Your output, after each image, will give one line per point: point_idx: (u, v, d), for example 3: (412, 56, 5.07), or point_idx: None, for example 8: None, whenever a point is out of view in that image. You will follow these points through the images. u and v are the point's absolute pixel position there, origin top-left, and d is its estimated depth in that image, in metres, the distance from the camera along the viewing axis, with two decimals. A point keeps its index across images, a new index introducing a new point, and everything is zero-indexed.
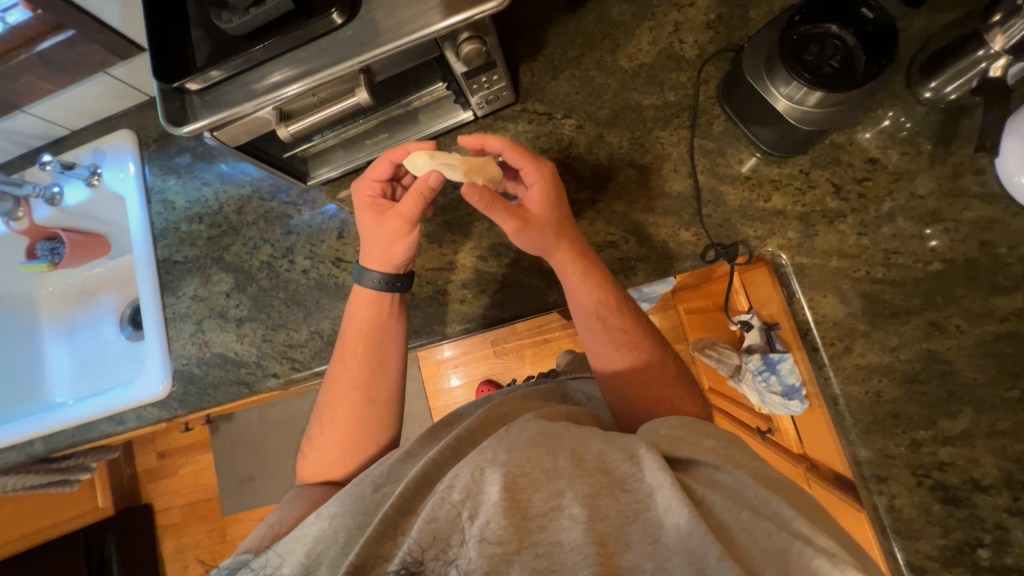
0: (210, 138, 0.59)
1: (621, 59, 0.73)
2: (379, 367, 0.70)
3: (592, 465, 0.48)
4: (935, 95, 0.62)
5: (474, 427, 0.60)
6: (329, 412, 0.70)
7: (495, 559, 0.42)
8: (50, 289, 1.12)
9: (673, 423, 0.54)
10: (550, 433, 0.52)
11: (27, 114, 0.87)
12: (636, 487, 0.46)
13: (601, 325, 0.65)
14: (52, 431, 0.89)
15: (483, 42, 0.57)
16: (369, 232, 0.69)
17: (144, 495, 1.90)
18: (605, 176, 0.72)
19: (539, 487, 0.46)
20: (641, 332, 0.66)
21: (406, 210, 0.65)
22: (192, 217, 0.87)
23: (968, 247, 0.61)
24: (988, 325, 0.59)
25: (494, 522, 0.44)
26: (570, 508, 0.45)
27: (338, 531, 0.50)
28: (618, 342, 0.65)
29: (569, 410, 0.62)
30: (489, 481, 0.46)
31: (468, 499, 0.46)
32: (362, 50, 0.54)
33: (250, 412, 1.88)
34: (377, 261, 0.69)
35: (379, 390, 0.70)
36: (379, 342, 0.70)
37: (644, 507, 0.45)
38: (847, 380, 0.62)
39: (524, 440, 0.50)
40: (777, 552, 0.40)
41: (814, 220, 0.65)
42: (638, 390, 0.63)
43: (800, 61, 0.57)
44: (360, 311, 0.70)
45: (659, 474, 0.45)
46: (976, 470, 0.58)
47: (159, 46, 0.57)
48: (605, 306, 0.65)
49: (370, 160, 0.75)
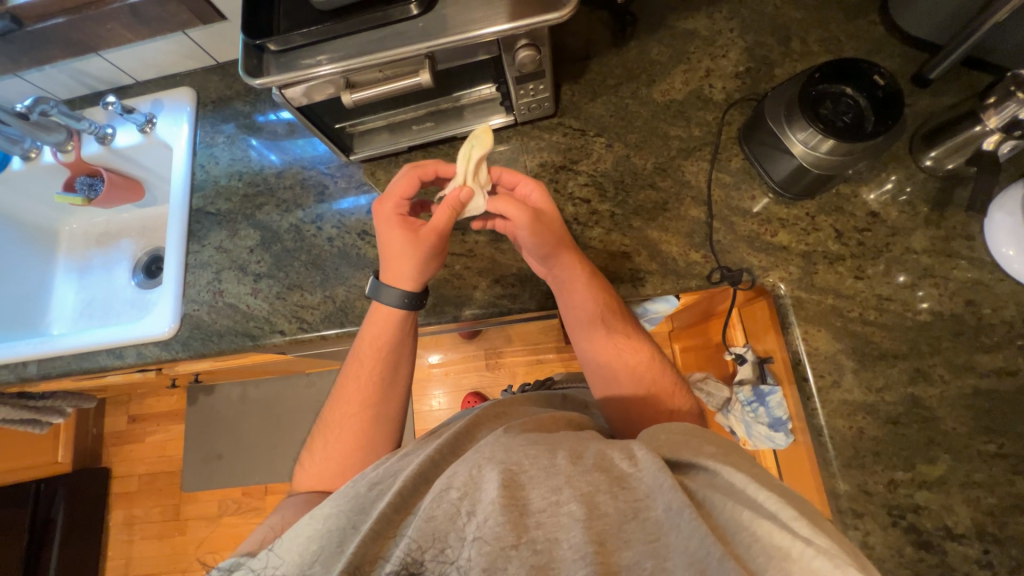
0: (277, 94, 0.64)
1: (655, 93, 0.80)
2: (390, 384, 0.74)
3: (590, 463, 0.51)
4: (935, 163, 0.68)
5: (470, 424, 0.64)
6: (334, 425, 0.72)
7: (492, 557, 0.45)
8: (74, 227, 1.15)
9: (675, 430, 0.57)
10: (548, 438, 0.56)
11: (100, 58, 0.94)
12: (636, 485, 0.49)
13: (603, 331, 0.71)
14: (50, 356, 0.89)
15: (537, 50, 0.64)
16: (398, 250, 0.70)
17: (106, 458, 1.84)
18: (626, 192, 0.77)
19: (537, 484, 0.49)
20: (640, 346, 0.72)
21: (440, 225, 0.68)
22: (232, 174, 0.92)
23: (954, 303, 0.65)
24: (969, 378, 0.63)
25: (491, 520, 0.46)
26: (568, 505, 0.47)
27: (333, 530, 0.53)
28: (617, 348, 0.71)
29: (569, 415, 0.68)
30: (486, 479, 0.49)
31: (465, 497, 0.49)
32: (431, 38, 0.60)
33: (231, 388, 1.82)
34: (408, 280, 0.71)
35: (386, 406, 0.73)
36: (390, 361, 0.73)
37: (645, 506, 0.47)
38: (832, 413, 0.64)
39: (523, 439, 0.54)
40: (779, 553, 0.42)
41: (815, 259, 0.70)
42: (636, 398, 0.68)
43: (816, 113, 0.63)
44: (379, 327, 0.73)
45: (659, 475, 0.48)
46: (950, 517, 0.59)
47: (250, 11, 0.64)
48: (608, 311, 0.71)
49: (412, 144, 0.81)
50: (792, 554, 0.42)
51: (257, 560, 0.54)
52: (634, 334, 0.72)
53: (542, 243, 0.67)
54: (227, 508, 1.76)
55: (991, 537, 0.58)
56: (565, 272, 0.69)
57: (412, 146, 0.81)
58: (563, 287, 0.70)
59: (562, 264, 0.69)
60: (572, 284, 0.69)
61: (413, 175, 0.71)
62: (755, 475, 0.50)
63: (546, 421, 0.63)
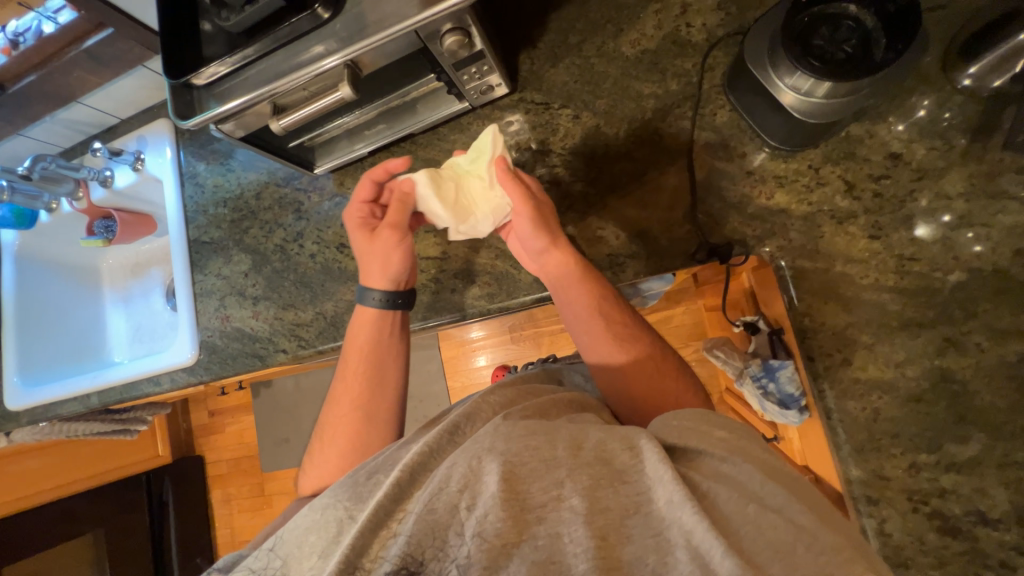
0: (217, 131, 0.64)
1: (623, 45, 0.69)
2: (381, 384, 0.72)
3: (590, 455, 0.45)
4: (975, 83, 0.55)
5: (471, 410, 0.56)
6: (328, 431, 0.71)
7: (492, 554, 0.41)
8: (111, 262, 1.23)
9: (683, 415, 0.50)
10: (549, 423, 0.49)
11: (81, 105, 0.97)
12: (636, 479, 0.43)
13: (602, 325, 0.64)
14: (106, 387, 1.00)
15: (466, 33, 0.57)
16: (362, 249, 0.72)
17: (198, 448, 2.09)
18: (599, 170, 0.70)
19: (538, 477, 0.44)
20: (638, 332, 0.65)
21: (393, 219, 0.69)
22: (218, 202, 0.94)
23: (999, 255, 0.54)
24: (1015, 345, 0.53)
25: (491, 516, 0.41)
26: (570, 499, 0.42)
27: (330, 520, 0.49)
28: (616, 344, 0.63)
29: (572, 395, 0.60)
30: (486, 471, 0.44)
31: (466, 489, 0.43)
32: (347, 45, 0.55)
33: (286, 381, 2.02)
34: (376, 277, 0.71)
35: (377, 410, 0.71)
36: (377, 359, 0.73)
37: (647, 499, 0.42)
38: (842, 394, 0.58)
39: (521, 428, 0.47)
40: (783, 545, 0.38)
41: (820, 220, 0.60)
42: (643, 380, 0.62)
43: (806, 47, 0.52)
44: (363, 328, 0.73)
45: (660, 466, 0.42)
46: (983, 500, 0.53)
47: (173, 48, 0.61)
48: (605, 304, 0.64)
49: (371, 149, 0.78)
50: (797, 544, 0.38)
51: (256, 559, 0.51)
52: (632, 319, 0.65)
53: (536, 233, 0.63)
54: None
55: None
56: (557, 267, 0.64)
57: (371, 150, 0.78)
58: (557, 284, 0.65)
59: (555, 262, 0.64)
60: (569, 281, 0.64)
61: (369, 177, 0.72)
62: (760, 462, 0.45)
63: (545, 407, 0.55)
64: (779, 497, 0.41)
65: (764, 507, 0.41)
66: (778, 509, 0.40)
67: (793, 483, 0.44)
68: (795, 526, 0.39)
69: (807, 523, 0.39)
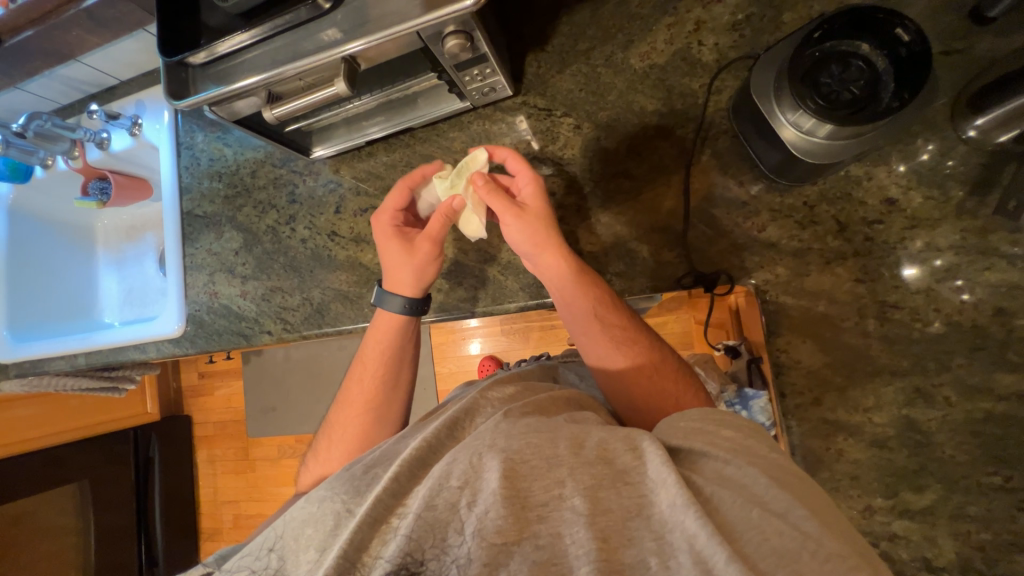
0: (211, 112, 0.63)
1: (632, 57, 0.67)
2: (391, 390, 0.73)
3: (591, 454, 0.43)
4: (981, 135, 0.54)
5: (468, 407, 0.55)
6: (336, 429, 0.72)
7: (493, 551, 0.39)
8: (106, 223, 1.21)
9: (691, 416, 0.49)
10: (550, 421, 0.48)
11: (80, 63, 0.95)
12: (638, 480, 0.41)
13: (598, 330, 0.61)
14: (93, 350, 1.00)
15: (468, 37, 0.55)
16: (395, 259, 0.71)
17: (187, 408, 2.13)
18: (595, 184, 0.69)
19: (539, 476, 0.42)
20: (638, 336, 0.61)
21: (434, 232, 0.67)
22: (213, 175, 0.93)
23: (979, 312, 0.55)
24: (982, 402, 0.56)
25: (492, 513, 0.40)
26: (571, 500, 0.41)
27: (326, 513, 0.48)
28: (614, 347, 0.60)
29: (568, 392, 0.58)
30: (487, 467, 0.43)
31: (467, 485, 0.42)
32: (344, 39, 0.54)
33: (276, 351, 2.05)
34: (409, 287, 0.70)
35: (387, 412, 0.73)
36: (390, 366, 0.73)
37: (648, 502, 0.40)
38: (808, 433, 0.62)
39: (523, 425, 0.47)
40: (789, 552, 0.34)
41: (808, 258, 0.61)
42: (643, 382, 0.59)
43: (812, 84, 0.51)
44: (380, 335, 0.73)
45: (663, 469, 0.40)
46: (931, 549, 0.58)
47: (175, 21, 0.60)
48: (599, 305, 0.61)
49: (385, 133, 0.76)
50: (802, 552, 0.34)
51: (257, 560, 0.49)
52: (629, 321, 0.62)
53: (526, 237, 0.62)
54: (286, 452, 2.01)
55: None
56: (548, 271, 0.61)
57: (385, 133, 0.76)
58: (551, 288, 0.63)
59: (545, 265, 0.61)
60: (559, 285, 0.61)
61: (404, 186, 0.71)
62: (767, 464, 0.41)
63: (546, 405, 0.53)
64: (783, 501, 0.38)
65: (769, 513, 0.37)
66: (781, 514, 0.37)
67: (800, 484, 0.40)
68: (801, 533, 0.35)
69: (814, 530, 0.35)
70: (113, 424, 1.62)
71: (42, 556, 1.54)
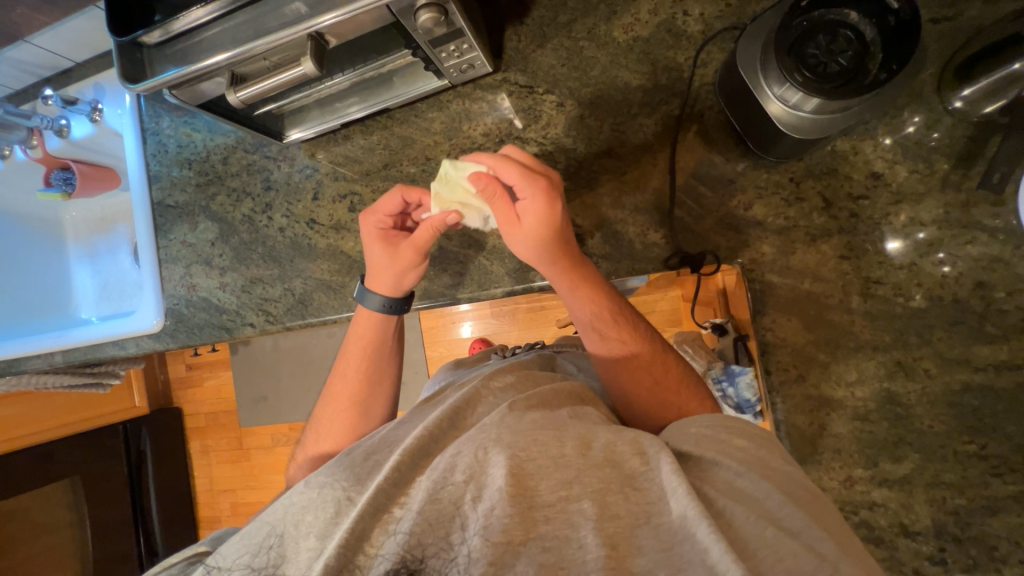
0: (171, 95, 0.60)
1: (615, 30, 0.64)
2: (378, 380, 0.72)
3: (599, 456, 0.43)
4: (967, 105, 0.53)
5: (471, 396, 0.54)
6: (324, 422, 0.71)
7: (498, 553, 0.39)
8: (75, 215, 1.16)
9: (703, 423, 0.48)
10: (557, 418, 0.47)
11: (29, 44, 0.89)
12: (648, 486, 0.41)
13: (596, 338, 0.58)
14: (71, 346, 0.95)
15: (442, 9, 0.52)
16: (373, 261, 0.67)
17: (177, 400, 2.10)
18: (579, 164, 0.67)
19: (547, 475, 0.42)
20: (639, 349, 0.58)
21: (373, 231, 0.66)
22: (182, 163, 0.89)
23: (961, 286, 0.56)
24: (961, 373, 0.57)
25: (498, 510, 0.40)
26: (579, 502, 0.41)
27: (327, 500, 0.46)
28: (611, 357, 0.58)
29: (572, 386, 0.56)
30: (492, 463, 0.43)
31: (472, 480, 0.43)
32: (308, 14, 0.50)
33: (265, 340, 2.03)
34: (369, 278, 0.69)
35: (375, 402, 0.72)
36: (377, 357, 0.72)
37: (657, 510, 0.40)
38: (793, 409, 0.63)
39: (528, 421, 0.46)
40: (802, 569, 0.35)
41: (794, 236, 0.60)
42: (629, 385, 0.57)
43: (800, 56, 0.49)
44: (364, 325, 0.71)
45: (673, 477, 0.40)
46: (908, 516, 0.60)
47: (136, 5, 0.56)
48: (600, 319, 0.58)
49: (364, 113, 0.72)
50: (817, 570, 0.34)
51: (255, 557, 0.46)
52: (633, 333, 0.58)
53: (526, 257, 0.56)
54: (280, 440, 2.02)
55: (950, 537, 0.59)
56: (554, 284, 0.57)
57: (364, 114, 0.72)
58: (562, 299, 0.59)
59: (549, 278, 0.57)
60: (566, 292, 0.57)
61: (399, 194, 0.65)
62: (775, 473, 0.42)
63: (547, 396, 0.52)
64: (796, 519, 0.38)
65: (782, 530, 0.37)
66: (796, 533, 0.37)
67: (812, 500, 0.40)
68: (816, 554, 0.36)
69: (827, 551, 0.36)
70: (101, 419, 1.58)
71: (45, 548, 1.54)
